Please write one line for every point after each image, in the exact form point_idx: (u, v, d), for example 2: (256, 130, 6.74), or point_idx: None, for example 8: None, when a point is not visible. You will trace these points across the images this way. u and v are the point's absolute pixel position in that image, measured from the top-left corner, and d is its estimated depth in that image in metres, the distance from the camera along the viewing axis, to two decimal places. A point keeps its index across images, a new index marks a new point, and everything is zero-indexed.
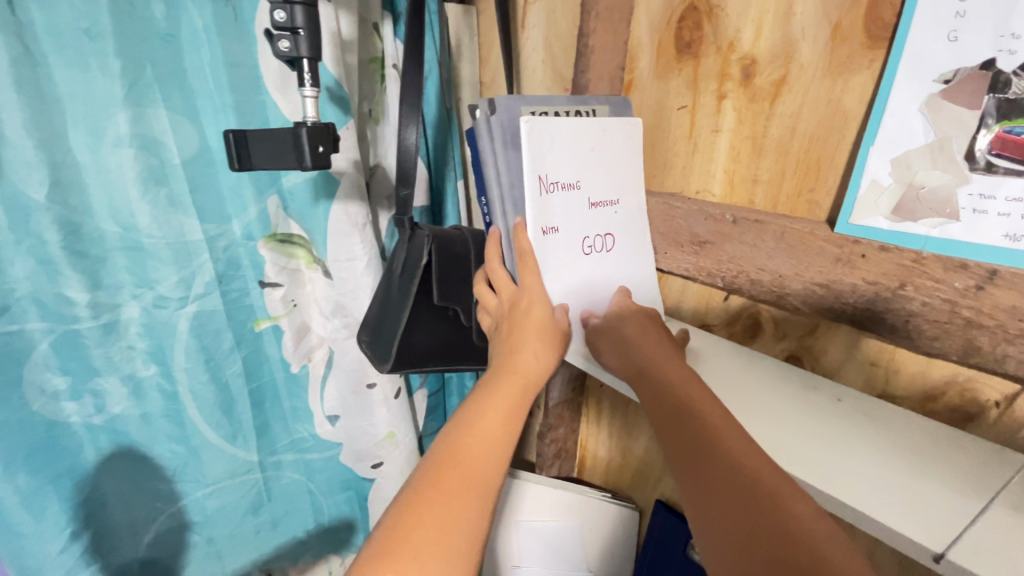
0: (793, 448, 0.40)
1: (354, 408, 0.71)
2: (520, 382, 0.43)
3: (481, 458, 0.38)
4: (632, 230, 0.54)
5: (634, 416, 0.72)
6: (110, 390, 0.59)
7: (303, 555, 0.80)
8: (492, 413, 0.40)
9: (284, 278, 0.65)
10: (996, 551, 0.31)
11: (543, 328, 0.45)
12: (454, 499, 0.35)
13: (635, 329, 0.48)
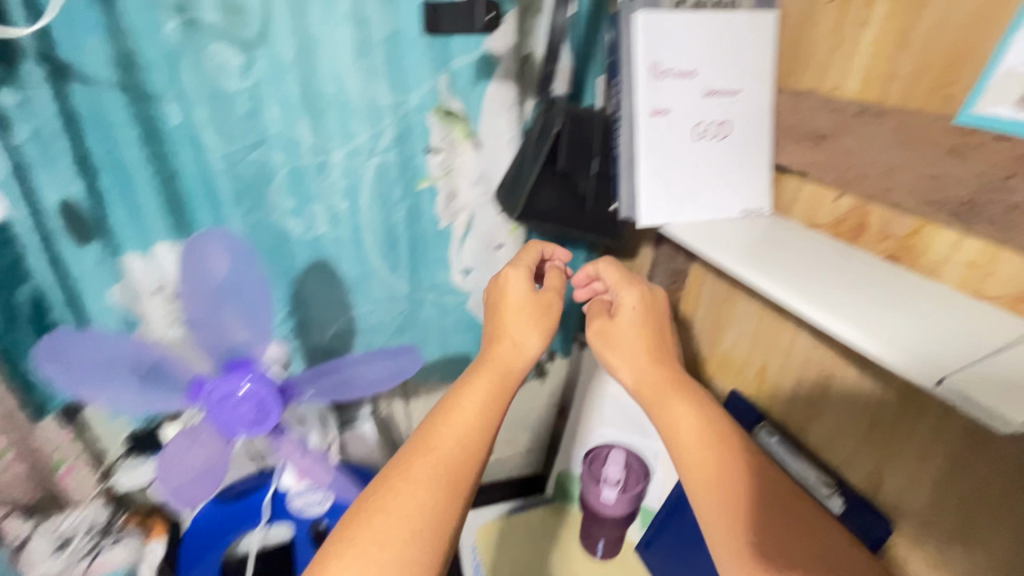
0: (843, 311, 0.52)
1: (484, 262, 0.88)
2: (495, 381, 0.62)
3: (450, 445, 0.57)
4: (741, 117, 0.66)
5: (730, 308, 0.81)
6: (317, 215, 0.80)
7: (432, 376, 0.99)
8: (466, 412, 0.59)
9: (444, 146, 0.80)
10: (987, 382, 0.42)
11: (519, 310, 0.67)
12: (423, 468, 0.55)
13: (627, 327, 0.72)
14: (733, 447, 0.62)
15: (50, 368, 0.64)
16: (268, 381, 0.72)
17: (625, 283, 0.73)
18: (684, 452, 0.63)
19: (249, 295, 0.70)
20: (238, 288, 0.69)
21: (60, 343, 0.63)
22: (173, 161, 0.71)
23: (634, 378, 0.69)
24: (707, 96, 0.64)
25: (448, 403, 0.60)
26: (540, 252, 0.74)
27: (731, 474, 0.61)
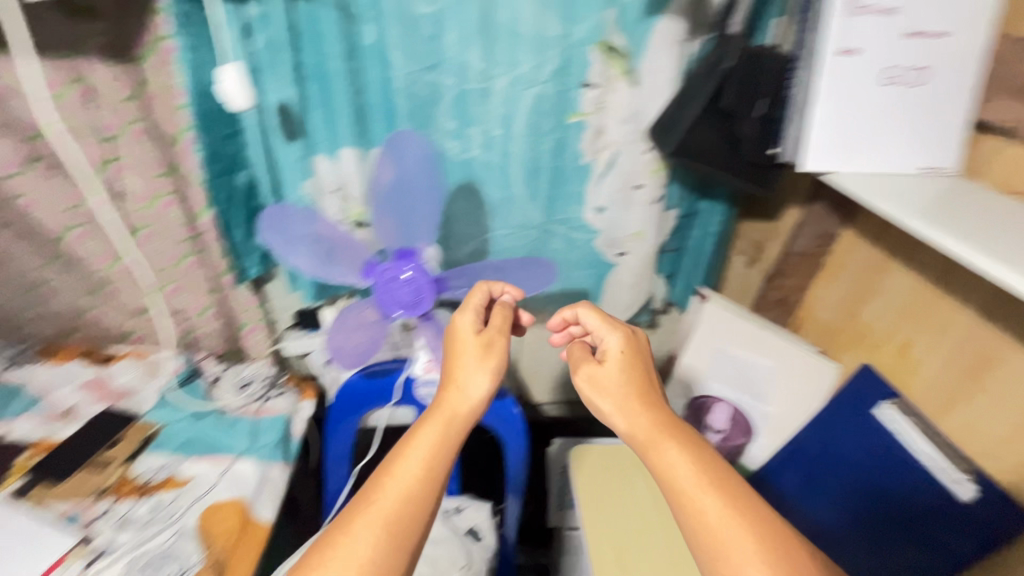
0: (1008, 257, 0.52)
1: (619, 202, 0.89)
2: (444, 425, 0.58)
3: (393, 497, 0.52)
4: (941, 64, 0.66)
5: (881, 279, 0.77)
6: (473, 137, 0.87)
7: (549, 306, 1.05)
8: (411, 461, 0.54)
9: (601, 81, 0.81)
10: None
11: (472, 351, 0.65)
12: (362, 529, 0.49)
13: (616, 368, 0.62)
14: (745, 507, 0.49)
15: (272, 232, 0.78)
16: (425, 271, 0.83)
17: (609, 327, 0.66)
18: (697, 527, 0.49)
19: (429, 196, 0.81)
20: (422, 190, 0.80)
21: (279, 215, 0.78)
22: (364, 75, 0.82)
23: (627, 422, 0.58)
24: (905, 38, 0.65)
25: (402, 446, 0.56)
26: (478, 297, 0.71)
27: (745, 530, 0.47)
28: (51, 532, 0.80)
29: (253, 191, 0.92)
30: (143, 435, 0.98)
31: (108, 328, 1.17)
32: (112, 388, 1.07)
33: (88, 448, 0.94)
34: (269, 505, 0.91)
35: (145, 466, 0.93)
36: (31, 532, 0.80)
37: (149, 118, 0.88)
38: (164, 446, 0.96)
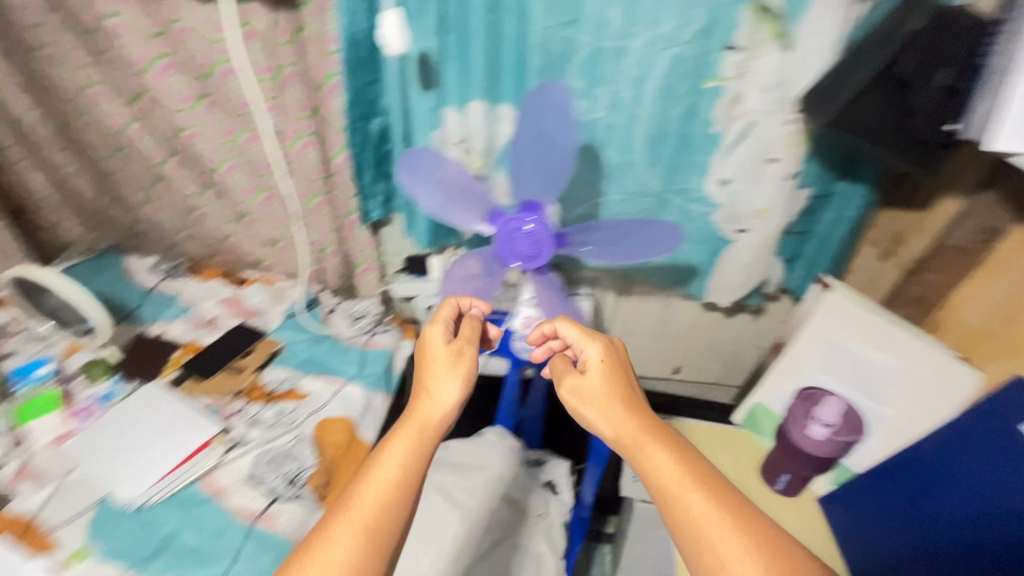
0: None
1: (748, 175, 0.85)
2: (417, 433, 0.58)
3: (368, 504, 0.51)
4: None
5: None
6: (600, 98, 0.85)
7: (652, 276, 1.04)
8: (386, 468, 0.54)
9: (747, 45, 0.76)
10: None
11: (444, 361, 0.63)
12: (340, 531, 0.49)
13: (601, 380, 0.62)
14: (727, 502, 0.50)
15: (407, 172, 0.85)
16: (546, 225, 0.86)
17: (591, 337, 0.66)
18: (686, 528, 0.50)
19: (563, 153, 0.82)
20: (559, 147, 0.82)
21: (413, 155, 0.84)
22: (501, 29, 0.83)
23: (613, 429, 0.58)
24: None
25: (375, 456, 0.56)
26: (448, 309, 0.70)
27: (734, 530, 0.48)
28: (198, 418, 0.92)
29: (384, 136, 0.97)
30: (269, 352, 1.10)
31: (243, 256, 1.31)
32: (245, 306, 1.22)
33: (226, 354, 1.07)
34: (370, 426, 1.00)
35: (271, 376, 1.05)
36: (184, 416, 0.92)
37: (300, 63, 0.95)
38: (286, 362, 1.09)
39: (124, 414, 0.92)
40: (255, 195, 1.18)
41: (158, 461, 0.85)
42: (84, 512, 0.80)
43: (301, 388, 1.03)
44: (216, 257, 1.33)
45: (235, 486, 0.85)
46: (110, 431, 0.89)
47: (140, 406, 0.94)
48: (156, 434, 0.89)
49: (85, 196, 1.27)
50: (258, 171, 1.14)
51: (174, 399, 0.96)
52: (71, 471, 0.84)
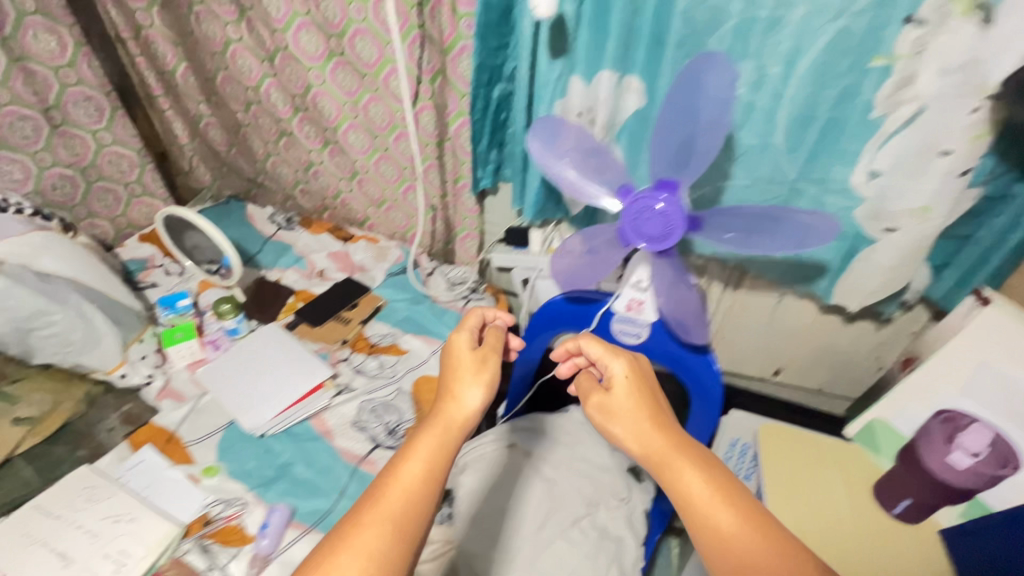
0: None
1: (906, 168, 0.76)
2: (440, 436, 0.54)
3: (391, 506, 0.48)
4: None
5: None
6: (743, 74, 0.79)
7: (770, 272, 0.97)
8: (411, 469, 0.50)
9: (932, 18, 0.67)
10: None
11: (469, 364, 0.61)
12: (366, 530, 0.46)
13: (626, 396, 0.61)
14: (755, 517, 0.49)
15: (538, 139, 0.82)
16: (681, 205, 0.69)
17: (614, 355, 0.65)
18: (714, 539, 0.48)
19: (710, 136, 0.75)
20: (707, 129, 0.74)
21: (545, 124, 0.81)
22: None
23: (641, 444, 0.56)
24: None
25: (401, 456, 0.52)
26: (477, 319, 0.70)
27: (766, 544, 0.47)
28: (311, 361, 0.99)
29: (504, 102, 0.96)
30: (371, 306, 1.14)
31: (351, 213, 1.37)
32: (352, 262, 1.28)
33: (334, 304, 1.13)
34: None
35: (372, 331, 1.10)
36: (298, 358, 1.00)
37: (430, 26, 0.94)
38: (386, 319, 1.13)
39: (245, 350, 1.01)
40: (369, 155, 1.21)
41: (277, 396, 0.92)
42: (214, 433, 0.88)
43: (398, 344, 1.08)
44: (326, 212, 1.39)
45: (342, 428, 0.91)
46: (235, 364, 0.98)
47: (259, 345, 1.02)
48: (275, 372, 0.96)
49: (216, 146, 1.37)
50: (374, 132, 1.17)
51: (288, 342, 1.03)
52: (203, 395, 0.93)
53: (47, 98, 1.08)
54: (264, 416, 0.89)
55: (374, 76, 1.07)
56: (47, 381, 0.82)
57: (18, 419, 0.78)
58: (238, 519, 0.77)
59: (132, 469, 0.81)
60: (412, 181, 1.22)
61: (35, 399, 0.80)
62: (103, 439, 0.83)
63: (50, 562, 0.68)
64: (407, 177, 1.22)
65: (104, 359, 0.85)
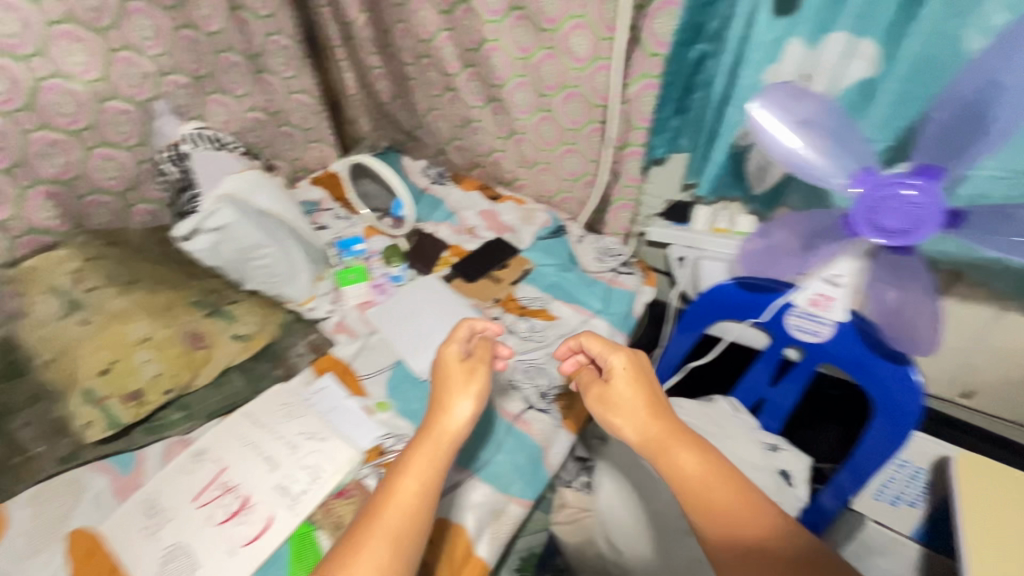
0: None
1: None
2: (433, 451, 0.63)
3: (398, 518, 0.57)
4: None
5: None
6: None
7: (995, 279, 0.85)
8: (409, 481, 0.60)
9: None
10: None
11: (458, 378, 0.69)
12: (379, 539, 0.55)
13: (625, 388, 0.67)
14: (718, 472, 0.60)
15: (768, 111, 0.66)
16: (939, 199, 0.62)
17: (616, 350, 0.70)
18: (686, 488, 0.60)
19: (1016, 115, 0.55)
20: (1015, 103, 0.54)
21: (777, 93, 0.65)
22: None
23: (640, 434, 0.64)
24: None
25: (399, 472, 0.61)
26: (464, 332, 0.75)
27: (723, 489, 0.59)
28: (467, 317, 1.02)
29: (700, 65, 0.88)
30: (522, 268, 1.15)
31: (501, 172, 1.36)
32: (500, 222, 1.28)
33: (486, 262, 1.14)
34: None
35: (522, 294, 1.11)
36: (457, 312, 1.03)
37: None
38: (535, 283, 1.14)
39: (409, 298, 1.06)
40: (531, 115, 1.18)
41: (440, 346, 0.97)
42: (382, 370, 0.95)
43: (547, 309, 1.08)
44: (476, 169, 1.40)
45: (496, 384, 0.93)
46: (401, 310, 1.04)
47: (421, 295, 1.07)
48: (436, 323, 1.01)
49: (381, 98, 1.41)
50: (541, 91, 1.13)
51: (447, 296, 1.07)
52: (374, 334, 1.00)
53: (251, 45, 1.17)
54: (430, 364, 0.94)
55: (553, 31, 1.02)
56: (255, 305, 0.91)
57: (235, 336, 0.86)
58: None
59: (317, 392, 0.90)
60: (572, 145, 1.18)
61: (247, 321, 0.88)
62: (295, 362, 0.92)
63: (260, 464, 0.78)
64: (568, 140, 1.17)
65: (298, 291, 0.94)
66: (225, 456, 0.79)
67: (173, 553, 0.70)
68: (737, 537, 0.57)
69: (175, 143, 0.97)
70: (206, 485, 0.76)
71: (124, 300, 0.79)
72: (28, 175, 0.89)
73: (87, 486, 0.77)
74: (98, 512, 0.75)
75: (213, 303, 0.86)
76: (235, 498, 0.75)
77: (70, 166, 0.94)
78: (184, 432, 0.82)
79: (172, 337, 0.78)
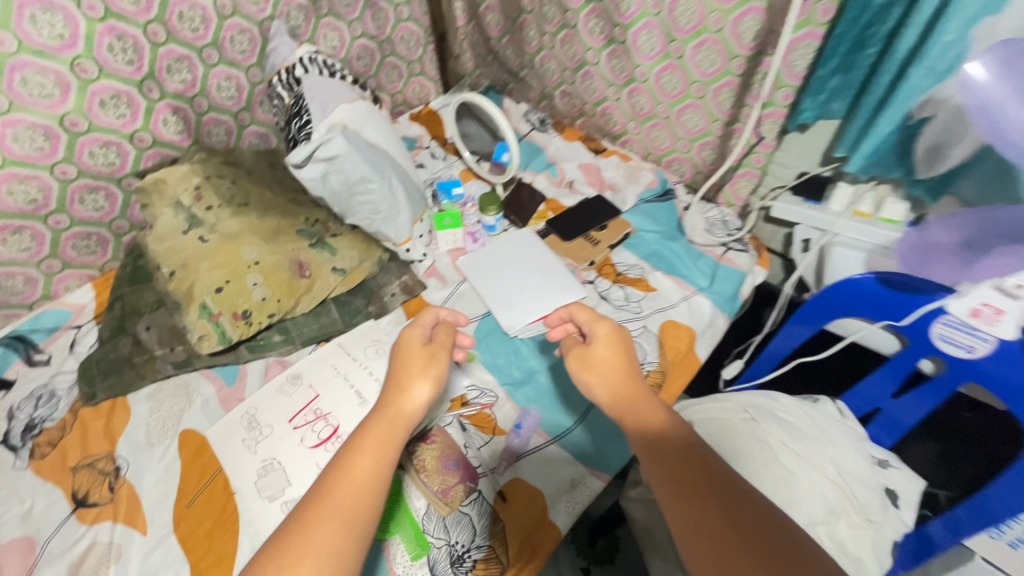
0: None
1: None
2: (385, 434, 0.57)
3: (345, 500, 0.51)
4: None
5: None
6: None
7: None
8: (360, 459, 0.54)
9: None
10: None
11: (419, 359, 0.64)
12: (328, 517, 0.49)
13: (601, 350, 0.66)
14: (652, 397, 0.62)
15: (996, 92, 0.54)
16: None
17: (596, 317, 0.69)
18: (634, 419, 0.60)
19: None
20: None
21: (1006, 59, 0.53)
22: None
23: (604, 381, 0.64)
24: None
25: (351, 452, 0.56)
26: (431, 318, 0.70)
27: (657, 409, 0.60)
28: (560, 278, 0.98)
29: (884, 13, 0.71)
30: (622, 231, 1.07)
31: (608, 124, 1.26)
32: (602, 178, 1.20)
33: (585, 221, 1.08)
34: (700, 343, 0.94)
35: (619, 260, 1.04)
36: (550, 271, 0.99)
37: None
38: (633, 249, 1.06)
39: (501, 251, 1.03)
40: (655, 62, 1.06)
41: (531, 305, 0.93)
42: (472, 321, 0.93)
43: (645, 279, 1.01)
44: (581, 118, 1.31)
45: None
46: (491, 262, 1.01)
47: (512, 249, 1.03)
48: (527, 279, 0.97)
49: (489, 32, 1.32)
50: (671, 34, 1.00)
51: (540, 252, 1.03)
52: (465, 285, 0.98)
53: None
54: (520, 321, 0.91)
55: None
56: (355, 240, 0.90)
57: (335, 269, 0.86)
58: (490, 409, 0.83)
59: None
60: (696, 99, 1.05)
61: (347, 255, 0.88)
62: (387, 301, 0.92)
63: (350, 397, 0.80)
64: (693, 93, 1.05)
65: (398, 231, 0.91)
66: (318, 383, 0.82)
67: (268, 467, 0.74)
68: (668, 438, 0.57)
69: (289, 68, 0.96)
70: (300, 409, 0.79)
71: (237, 222, 0.81)
72: (157, 88, 0.91)
73: (197, 391, 0.83)
74: (205, 417, 0.81)
75: (316, 233, 0.87)
76: (326, 425, 0.77)
77: (195, 82, 0.95)
78: (285, 353, 0.86)
79: (278, 264, 0.79)
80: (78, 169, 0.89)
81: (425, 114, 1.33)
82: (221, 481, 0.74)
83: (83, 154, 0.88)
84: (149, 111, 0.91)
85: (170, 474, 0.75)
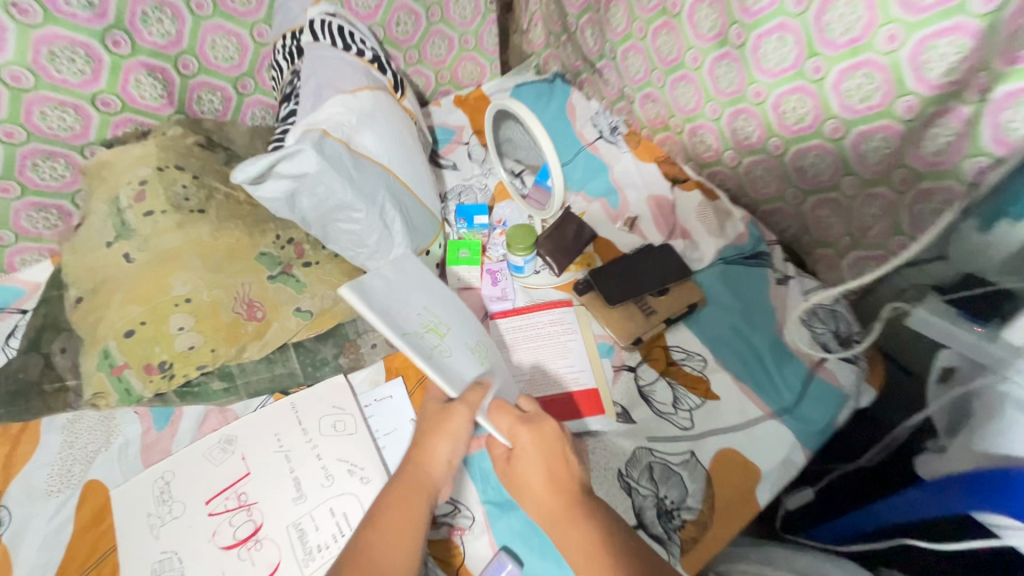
0: None
1: None
2: (418, 491, 0.53)
3: (387, 553, 0.49)
4: None
5: None
6: None
7: None
8: (395, 518, 0.51)
9: None
10: None
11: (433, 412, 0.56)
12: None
13: (534, 443, 0.54)
14: (564, 489, 0.52)
15: None
16: None
17: (535, 428, 0.54)
18: (555, 511, 0.51)
19: None
20: None
21: None
22: None
23: (538, 480, 0.53)
24: None
25: (367, 526, 0.51)
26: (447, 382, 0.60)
27: (577, 520, 0.50)
28: (575, 369, 0.77)
29: None
30: (686, 302, 0.80)
31: (698, 147, 0.97)
32: (676, 220, 0.93)
33: (636, 282, 0.81)
34: (766, 491, 0.68)
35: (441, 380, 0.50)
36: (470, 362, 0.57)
37: None
38: (697, 327, 0.80)
39: (409, 274, 0.59)
40: (780, 81, 0.76)
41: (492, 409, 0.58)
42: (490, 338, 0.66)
43: (705, 380, 0.75)
44: (663, 132, 1.02)
45: (603, 473, 0.68)
46: (434, 281, 0.63)
47: (407, 286, 0.57)
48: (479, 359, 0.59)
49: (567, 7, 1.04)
50: (814, 47, 0.70)
51: (405, 323, 0.52)
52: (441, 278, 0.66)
53: None
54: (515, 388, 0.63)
55: None
56: (333, 272, 0.70)
57: (299, 309, 0.67)
58: (459, 536, 0.62)
59: (376, 402, 0.69)
60: (827, 140, 0.75)
61: (318, 292, 0.68)
62: (365, 353, 0.72)
63: (285, 486, 0.62)
64: (824, 132, 0.75)
65: None
66: (253, 457, 0.64)
67: (165, 564, 0.58)
68: (592, 546, 0.49)
69: (296, 31, 0.76)
70: (222, 489, 0.62)
71: (179, 237, 0.62)
72: (127, 41, 0.73)
73: (119, 430, 0.68)
74: (119, 467, 0.66)
75: (282, 260, 0.67)
76: (247, 521, 0.60)
77: (180, 37, 0.77)
78: (225, 404, 0.69)
79: (218, 303, 0.61)
80: (28, 132, 0.73)
81: (475, 100, 1.11)
82: (110, 566, 0.59)
83: (32, 114, 0.72)
84: (115, 69, 0.74)
85: (57, 542, 0.60)
